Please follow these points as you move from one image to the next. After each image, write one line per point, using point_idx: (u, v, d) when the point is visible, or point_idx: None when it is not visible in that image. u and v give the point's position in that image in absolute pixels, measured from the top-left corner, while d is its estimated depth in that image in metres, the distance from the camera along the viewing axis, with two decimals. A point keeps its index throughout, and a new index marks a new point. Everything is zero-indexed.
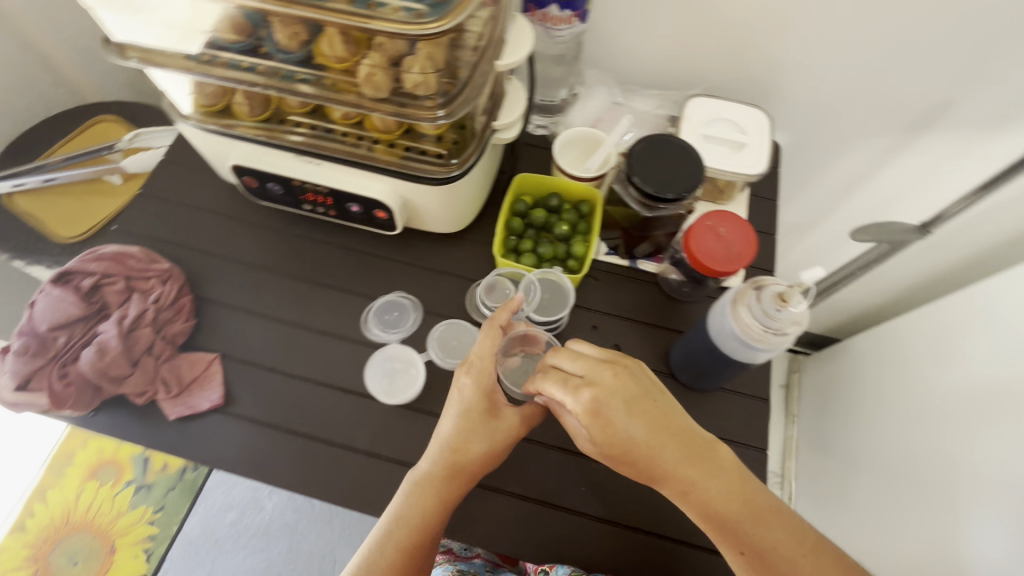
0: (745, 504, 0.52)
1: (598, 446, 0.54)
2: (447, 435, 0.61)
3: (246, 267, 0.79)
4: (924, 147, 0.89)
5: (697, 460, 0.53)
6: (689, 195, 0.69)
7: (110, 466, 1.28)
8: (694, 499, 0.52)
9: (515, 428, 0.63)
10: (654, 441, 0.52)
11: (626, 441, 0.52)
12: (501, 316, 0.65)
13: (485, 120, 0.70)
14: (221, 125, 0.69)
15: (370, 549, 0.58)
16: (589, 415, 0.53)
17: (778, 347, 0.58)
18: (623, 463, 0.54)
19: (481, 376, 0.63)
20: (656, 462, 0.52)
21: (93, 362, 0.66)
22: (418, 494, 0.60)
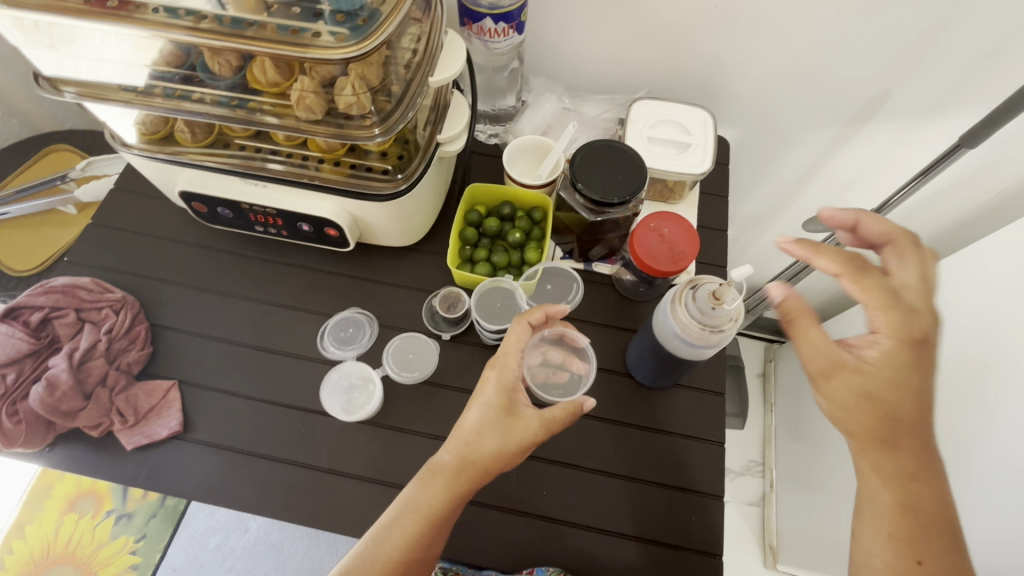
0: (941, 516, 0.51)
1: (879, 380, 0.52)
2: (469, 426, 0.59)
3: (201, 291, 0.79)
4: (868, 138, 0.92)
5: (923, 464, 0.52)
6: (634, 198, 0.71)
7: (88, 497, 1.26)
8: (900, 484, 0.51)
9: (534, 433, 0.58)
10: (918, 422, 0.52)
11: (923, 400, 0.52)
12: (533, 314, 0.64)
13: (428, 134, 0.71)
14: (165, 153, 0.69)
15: (375, 535, 0.56)
16: (898, 342, 0.52)
17: (719, 343, 0.62)
18: (878, 424, 0.52)
19: (507, 371, 0.60)
20: (912, 442, 0.52)
21: (43, 398, 0.66)
22: (433, 484, 0.57)
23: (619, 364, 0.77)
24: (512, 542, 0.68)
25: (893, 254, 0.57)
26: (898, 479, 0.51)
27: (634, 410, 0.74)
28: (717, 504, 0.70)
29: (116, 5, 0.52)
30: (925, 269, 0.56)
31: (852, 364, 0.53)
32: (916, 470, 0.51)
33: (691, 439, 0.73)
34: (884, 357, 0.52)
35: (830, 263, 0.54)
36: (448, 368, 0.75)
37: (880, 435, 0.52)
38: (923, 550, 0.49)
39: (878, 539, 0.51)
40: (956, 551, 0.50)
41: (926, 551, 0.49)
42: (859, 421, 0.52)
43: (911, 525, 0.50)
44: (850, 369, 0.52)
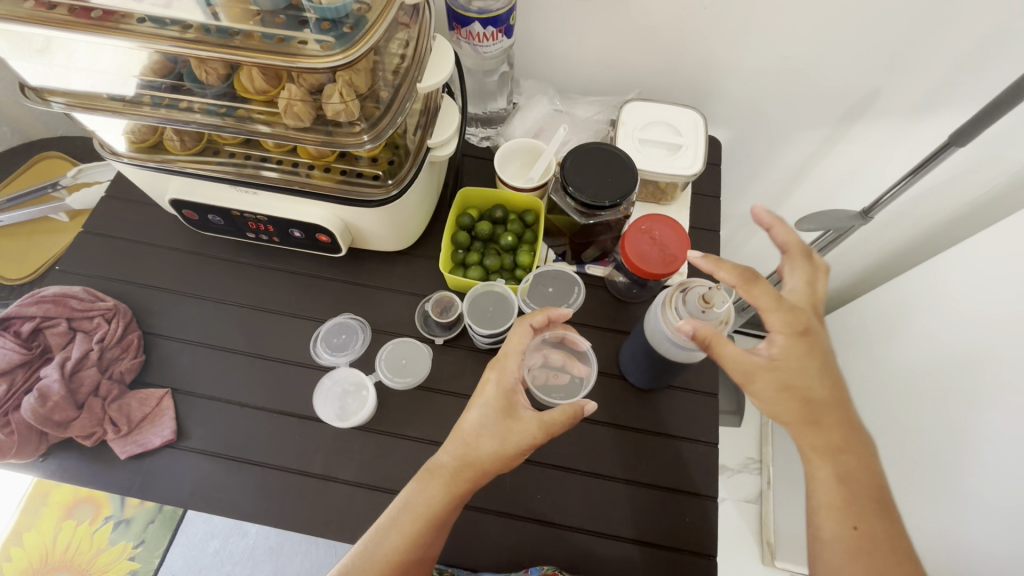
0: (871, 486, 0.51)
1: (786, 372, 0.52)
2: (469, 427, 0.58)
3: (193, 298, 0.79)
4: (859, 136, 0.92)
5: (849, 434, 0.53)
6: (625, 201, 0.71)
7: (87, 503, 1.25)
8: (832, 458, 0.52)
9: (533, 435, 0.57)
10: (835, 397, 0.53)
11: (827, 385, 0.53)
12: (535, 316, 0.64)
13: (418, 139, 0.71)
14: (155, 161, 0.68)
15: (374, 536, 0.56)
16: (792, 335, 0.53)
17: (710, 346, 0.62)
18: (797, 409, 0.52)
19: (506, 372, 0.60)
20: (835, 417, 0.53)
21: (35, 409, 0.66)
22: (431, 484, 0.57)
23: (613, 366, 0.77)
24: (507, 546, 0.68)
25: (786, 265, 0.59)
26: (828, 454, 0.52)
27: (628, 412, 0.74)
28: (711, 505, 0.70)
29: (101, 15, 0.52)
30: (813, 278, 0.58)
31: (765, 365, 0.53)
32: (843, 442, 0.52)
33: (685, 440, 0.73)
34: (785, 351, 0.53)
35: (729, 277, 0.55)
36: (442, 373, 0.75)
37: (803, 417, 0.52)
38: (859, 516, 0.50)
39: (821, 513, 0.51)
40: (887, 514, 0.51)
41: (862, 516, 0.50)
42: (784, 409, 0.52)
43: (848, 494, 0.51)
44: (760, 372, 0.52)
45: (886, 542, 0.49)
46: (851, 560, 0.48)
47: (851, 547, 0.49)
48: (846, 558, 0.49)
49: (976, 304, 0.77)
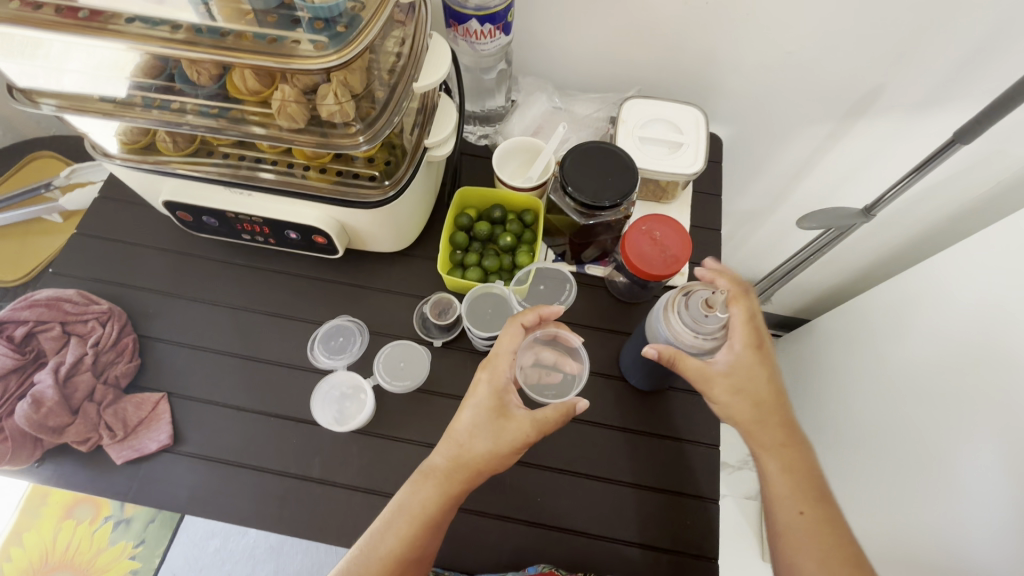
0: (814, 474, 0.58)
1: (738, 381, 0.59)
2: (460, 427, 0.58)
3: (189, 301, 0.78)
4: (861, 133, 0.91)
5: (792, 430, 0.59)
6: (625, 200, 0.70)
7: (87, 503, 1.24)
8: (777, 453, 0.58)
9: (527, 433, 0.57)
10: (781, 401, 0.59)
11: (773, 391, 0.59)
12: (526, 316, 0.63)
13: (416, 138, 0.70)
14: (148, 162, 0.67)
15: (369, 539, 0.56)
16: (751, 348, 0.59)
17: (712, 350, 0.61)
18: (748, 413, 0.59)
19: (497, 372, 0.59)
20: (780, 417, 0.59)
21: (29, 415, 0.65)
22: (425, 484, 0.57)
23: (613, 368, 0.76)
24: (506, 550, 0.67)
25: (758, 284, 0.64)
26: (774, 450, 0.58)
27: (628, 413, 0.74)
28: (711, 506, 0.70)
29: (88, 16, 0.51)
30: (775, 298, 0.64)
31: (722, 372, 0.59)
32: (787, 438, 0.58)
33: (686, 442, 0.72)
34: (743, 362, 0.59)
35: (727, 284, 0.62)
36: (440, 375, 0.74)
37: (751, 420, 0.59)
38: (804, 502, 0.56)
39: (772, 502, 0.58)
40: (829, 499, 0.57)
41: (806, 503, 0.56)
42: (736, 412, 0.59)
43: (793, 484, 0.57)
44: (716, 379, 0.59)
45: (830, 525, 0.55)
46: (799, 542, 0.55)
47: (808, 533, 0.55)
48: (795, 540, 0.55)
49: (979, 303, 0.76)
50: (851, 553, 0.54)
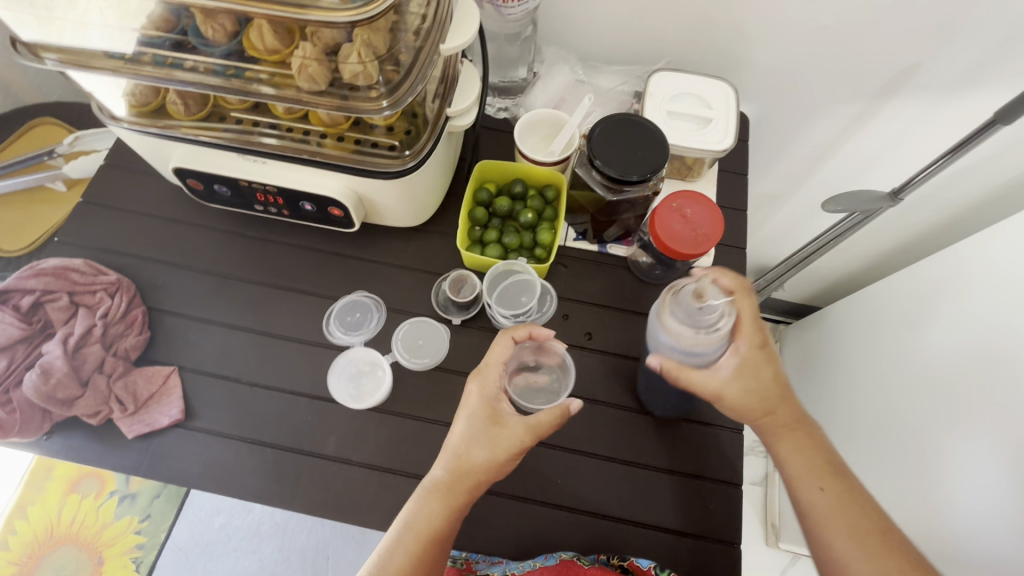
0: (823, 452, 0.58)
1: (747, 386, 0.59)
2: (454, 441, 0.57)
3: (200, 273, 0.75)
4: (894, 113, 0.87)
5: (795, 410, 0.60)
6: (654, 176, 0.67)
7: (91, 477, 1.22)
8: (789, 435, 0.59)
9: (520, 440, 0.56)
10: (785, 392, 0.60)
11: (776, 381, 0.59)
12: (514, 328, 0.63)
13: (437, 107, 0.67)
14: (158, 126, 0.64)
15: (380, 558, 0.55)
16: (751, 349, 0.59)
17: (717, 342, 0.57)
18: (756, 409, 0.59)
19: (486, 380, 0.59)
20: (788, 402, 0.59)
21: (37, 386, 0.64)
22: (426, 500, 0.56)
23: (635, 350, 0.74)
24: (525, 531, 0.66)
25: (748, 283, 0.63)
26: (782, 434, 0.59)
27: None
28: (734, 492, 0.68)
29: None
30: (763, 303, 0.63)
31: (727, 379, 0.58)
32: (793, 420, 0.59)
33: (710, 427, 0.71)
34: (746, 365, 0.59)
35: (730, 281, 0.61)
36: (459, 354, 0.73)
37: (759, 411, 0.59)
38: (823, 479, 0.56)
39: (792, 484, 0.58)
40: (844, 472, 0.57)
41: (826, 480, 0.56)
42: (746, 411, 0.59)
43: (809, 463, 0.57)
44: (725, 387, 0.58)
45: (850, 496, 0.55)
46: (826, 519, 0.55)
47: (835, 508, 0.55)
48: (824, 520, 0.55)
49: None
50: (877, 521, 0.54)
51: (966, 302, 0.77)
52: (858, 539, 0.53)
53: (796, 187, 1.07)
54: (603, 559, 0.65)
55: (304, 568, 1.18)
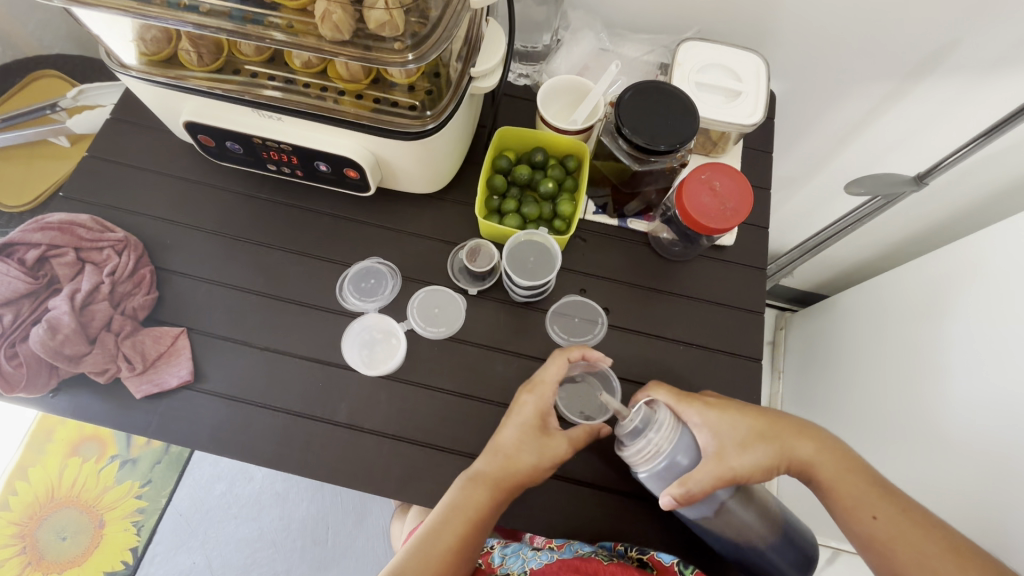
0: (855, 469, 0.58)
1: (737, 444, 0.57)
2: (504, 443, 0.59)
3: (210, 234, 0.73)
4: (924, 93, 0.82)
5: (810, 437, 0.59)
6: (683, 147, 0.65)
7: (92, 442, 1.20)
8: (821, 463, 0.58)
9: (565, 451, 0.60)
10: (766, 419, 0.59)
11: (767, 424, 0.59)
12: (575, 350, 0.63)
13: (461, 67, 0.64)
14: (169, 76, 0.61)
15: (425, 536, 0.56)
16: (710, 412, 0.59)
17: (674, 430, 0.57)
18: (769, 460, 0.58)
19: (542, 394, 0.61)
20: (791, 432, 0.59)
21: (44, 341, 0.63)
22: (473, 487, 0.58)
23: (653, 327, 0.73)
24: (538, 505, 0.65)
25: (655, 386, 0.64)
26: (811, 468, 0.59)
27: (667, 373, 0.71)
28: None
29: None
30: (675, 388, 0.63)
31: (716, 450, 0.56)
32: (814, 447, 0.59)
33: None
34: (717, 426, 0.58)
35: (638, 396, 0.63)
36: (474, 324, 0.71)
37: (771, 455, 0.58)
38: (872, 505, 0.56)
39: (844, 519, 0.57)
40: (891, 490, 0.57)
41: (875, 504, 0.56)
42: (760, 465, 0.57)
43: (850, 490, 0.57)
44: (726, 460, 0.56)
45: (906, 515, 0.55)
46: (892, 547, 0.54)
47: (893, 528, 0.54)
48: (889, 547, 0.54)
49: None
50: (942, 537, 0.53)
51: (983, 292, 0.74)
52: (929, 563, 0.52)
53: (815, 170, 1.04)
54: (620, 550, 0.64)
55: (303, 537, 1.18)
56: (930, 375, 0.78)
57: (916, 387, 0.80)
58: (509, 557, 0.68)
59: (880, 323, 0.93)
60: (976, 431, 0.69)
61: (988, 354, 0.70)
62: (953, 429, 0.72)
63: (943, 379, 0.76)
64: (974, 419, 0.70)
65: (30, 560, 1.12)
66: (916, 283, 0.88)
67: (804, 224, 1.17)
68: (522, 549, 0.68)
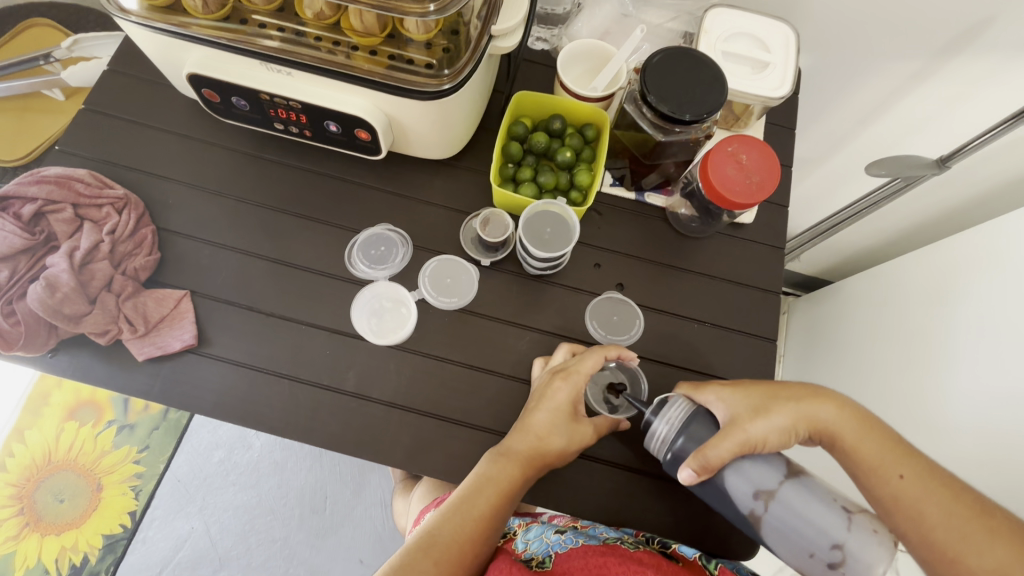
0: (880, 432, 0.55)
1: (750, 411, 0.55)
2: (537, 425, 0.59)
3: (213, 195, 0.71)
4: (952, 76, 0.78)
5: (830, 400, 0.57)
6: (710, 117, 0.62)
7: (88, 406, 1.19)
8: (843, 425, 0.56)
9: (591, 437, 0.61)
10: (776, 387, 0.58)
11: (782, 392, 0.58)
12: (613, 348, 0.62)
13: (482, 24, 0.60)
14: (170, 22, 0.58)
15: (457, 504, 0.56)
16: (721, 389, 0.58)
17: (681, 405, 0.58)
18: (788, 427, 0.55)
19: (578, 382, 0.60)
20: (807, 398, 0.57)
21: (44, 299, 0.61)
22: (506, 463, 0.57)
23: (667, 304, 0.72)
24: (549, 478, 0.64)
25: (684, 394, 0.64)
26: (832, 433, 0.56)
27: (681, 351, 0.70)
28: None
29: None
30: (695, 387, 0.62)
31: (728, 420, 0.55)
32: (835, 411, 0.56)
33: None
34: (728, 400, 0.57)
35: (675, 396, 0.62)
36: (487, 296, 0.70)
37: (789, 421, 0.56)
38: (897, 465, 0.53)
39: (867, 481, 0.54)
40: (916, 452, 0.55)
41: (900, 464, 0.53)
42: (779, 431, 0.55)
43: (873, 451, 0.54)
44: (740, 425, 0.54)
45: (933, 475, 0.53)
46: (919, 508, 0.51)
47: (923, 490, 0.52)
48: (917, 508, 0.51)
49: None
50: (969, 498, 0.51)
51: (998, 284, 0.72)
52: (957, 525, 0.50)
53: (832, 152, 1.00)
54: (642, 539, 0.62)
55: (301, 505, 1.18)
56: (937, 365, 0.77)
57: (922, 375, 0.79)
58: (532, 542, 0.63)
59: (888, 308, 0.91)
60: (985, 425, 0.67)
61: (1001, 345, 0.68)
62: (958, 417, 0.71)
63: (950, 368, 0.74)
64: (982, 410, 0.68)
65: (28, 521, 1.12)
66: (928, 271, 0.85)
67: (818, 206, 1.14)
68: (544, 532, 0.64)
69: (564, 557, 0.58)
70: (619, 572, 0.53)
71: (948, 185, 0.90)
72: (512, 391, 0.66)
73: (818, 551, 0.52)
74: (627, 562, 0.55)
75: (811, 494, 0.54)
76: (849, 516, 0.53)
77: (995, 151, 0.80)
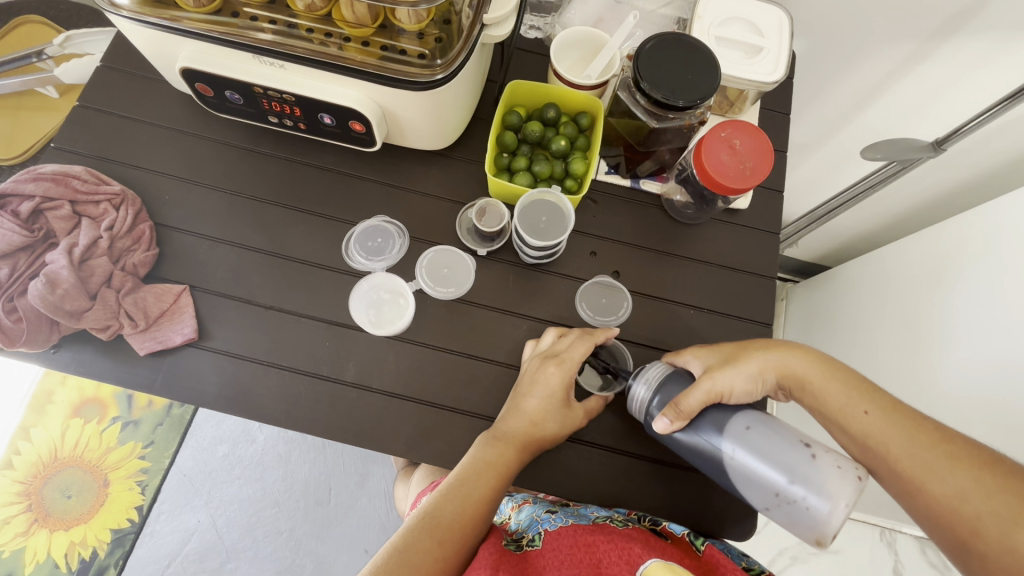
0: (844, 379, 0.56)
1: (721, 362, 0.57)
2: (531, 409, 0.60)
3: (210, 189, 0.71)
4: (942, 60, 0.77)
5: (797, 350, 0.58)
6: (703, 103, 0.62)
7: (93, 403, 1.19)
8: (808, 372, 0.57)
9: (582, 421, 0.63)
10: (745, 342, 0.60)
11: (748, 344, 0.60)
12: (602, 333, 0.64)
13: (473, 14, 0.59)
14: (159, 16, 0.58)
15: (455, 487, 0.56)
16: (693, 349, 0.61)
17: (656, 368, 0.59)
18: (755, 375, 0.57)
19: (571, 368, 0.61)
20: (776, 347, 0.58)
21: (44, 295, 0.61)
22: (503, 446, 0.59)
23: (663, 290, 0.72)
24: (548, 463, 0.65)
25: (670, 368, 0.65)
26: (797, 381, 0.57)
27: (678, 336, 0.70)
28: None
29: None
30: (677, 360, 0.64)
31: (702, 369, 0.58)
32: (801, 359, 0.57)
33: None
34: (699, 353, 0.59)
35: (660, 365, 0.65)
36: (485, 285, 0.70)
37: (755, 369, 0.57)
38: (860, 401, 0.54)
39: (836, 422, 0.55)
40: (878, 389, 0.56)
41: (864, 400, 0.54)
42: (747, 377, 0.56)
43: (838, 393, 0.55)
44: (712, 373, 0.56)
45: (896, 410, 0.53)
46: (883, 440, 0.52)
47: (886, 421, 0.53)
48: (882, 441, 0.52)
49: None
50: (932, 428, 0.52)
51: (992, 268, 0.72)
52: (919, 453, 0.50)
53: (828, 137, 1.00)
54: (634, 517, 0.62)
55: (305, 498, 1.19)
56: (931, 347, 0.77)
57: (916, 358, 0.80)
58: (524, 522, 0.64)
59: (884, 292, 0.92)
60: (979, 405, 0.68)
61: (995, 328, 0.69)
62: (953, 400, 0.72)
63: (944, 350, 0.75)
64: (977, 393, 0.69)
65: (36, 518, 1.13)
66: (924, 254, 0.85)
67: (815, 191, 1.14)
68: (535, 511, 0.65)
69: (553, 535, 0.58)
70: (608, 548, 0.53)
71: (944, 168, 0.90)
72: (510, 379, 0.67)
73: (779, 486, 0.50)
74: (616, 539, 0.55)
75: (774, 432, 0.52)
76: (811, 451, 0.50)
77: (988, 134, 0.80)
